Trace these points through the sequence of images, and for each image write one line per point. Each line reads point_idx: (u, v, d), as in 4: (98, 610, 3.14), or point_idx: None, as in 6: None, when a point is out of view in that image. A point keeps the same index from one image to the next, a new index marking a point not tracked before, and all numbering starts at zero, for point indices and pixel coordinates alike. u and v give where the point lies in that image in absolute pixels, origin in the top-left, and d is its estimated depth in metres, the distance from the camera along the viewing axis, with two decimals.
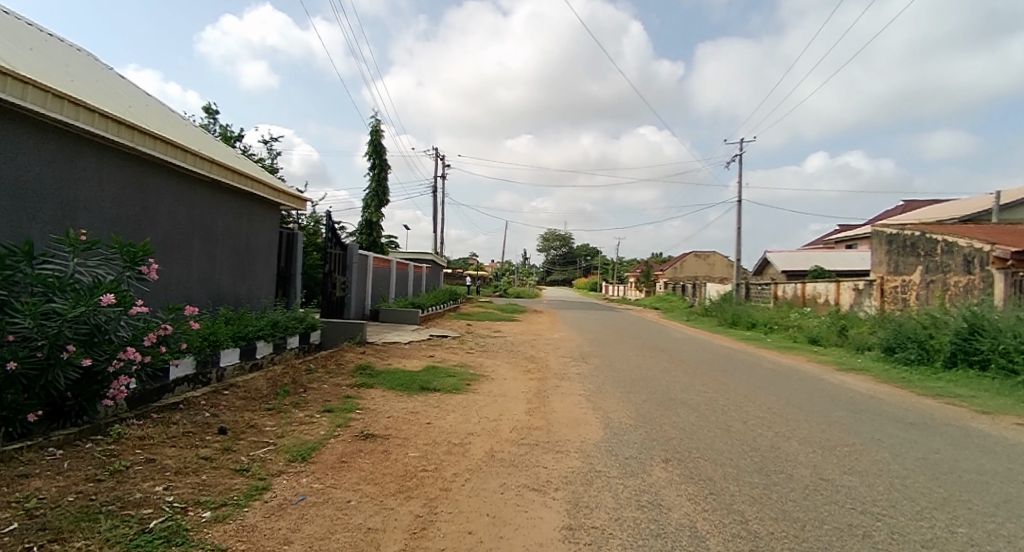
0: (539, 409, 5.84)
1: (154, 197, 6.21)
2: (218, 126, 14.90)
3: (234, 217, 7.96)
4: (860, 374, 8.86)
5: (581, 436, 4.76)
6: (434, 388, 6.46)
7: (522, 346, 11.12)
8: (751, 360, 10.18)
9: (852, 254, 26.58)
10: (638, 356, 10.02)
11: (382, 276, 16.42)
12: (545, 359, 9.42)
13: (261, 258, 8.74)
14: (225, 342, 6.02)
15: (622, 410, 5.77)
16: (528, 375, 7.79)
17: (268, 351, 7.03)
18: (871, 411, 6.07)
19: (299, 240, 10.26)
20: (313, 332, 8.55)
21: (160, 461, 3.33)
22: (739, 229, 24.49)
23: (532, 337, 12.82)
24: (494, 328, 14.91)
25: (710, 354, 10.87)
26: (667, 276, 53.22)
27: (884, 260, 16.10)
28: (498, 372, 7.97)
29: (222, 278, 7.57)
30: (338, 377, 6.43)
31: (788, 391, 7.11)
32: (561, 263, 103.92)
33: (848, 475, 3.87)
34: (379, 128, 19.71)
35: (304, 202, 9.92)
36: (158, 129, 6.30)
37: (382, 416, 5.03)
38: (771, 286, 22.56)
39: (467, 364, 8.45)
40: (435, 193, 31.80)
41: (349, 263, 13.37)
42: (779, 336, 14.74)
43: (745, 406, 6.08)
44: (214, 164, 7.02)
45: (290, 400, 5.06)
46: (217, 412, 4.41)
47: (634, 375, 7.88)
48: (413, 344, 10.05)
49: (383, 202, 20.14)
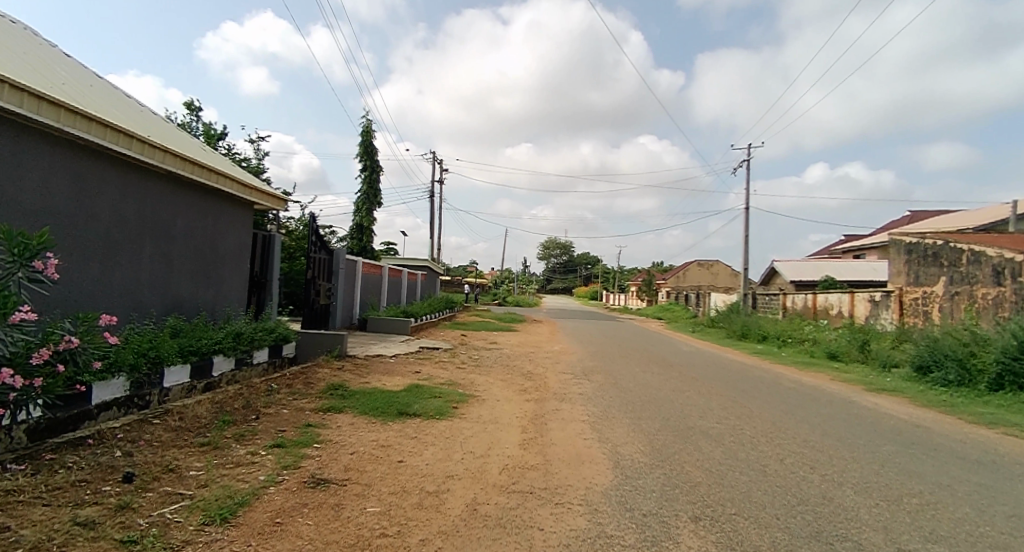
0: (535, 441, 4.95)
1: (93, 189, 5.34)
2: (201, 123, 14.00)
3: (198, 215, 7.10)
4: (894, 396, 7.98)
5: (586, 481, 3.87)
6: (415, 412, 5.57)
7: (519, 360, 10.24)
8: (769, 378, 9.29)
9: (862, 264, 25.75)
10: (645, 372, 9.15)
11: (373, 283, 15.57)
12: (543, 376, 8.52)
13: (229, 263, 7.86)
14: (171, 358, 5.16)
15: (634, 442, 4.89)
16: (524, 396, 6.90)
17: (227, 368, 6.19)
18: (924, 445, 5.17)
19: (277, 243, 9.41)
20: (286, 345, 7.70)
21: (18, 530, 2.44)
22: (746, 237, 23.67)
23: (531, 350, 11.94)
24: (490, 339, 14.02)
25: (725, 371, 9.94)
26: (670, 286, 52.36)
27: (903, 271, 15.24)
28: (490, 392, 7.08)
29: (180, 283, 6.71)
30: (304, 399, 5.55)
31: (821, 418, 6.23)
32: (561, 272, 103.01)
33: (933, 544, 2.99)
34: (372, 129, 18.91)
35: (282, 202, 9.04)
36: (98, 111, 5.41)
37: (344, 452, 4.14)
38: (779, 297, 21.68)
39: (456, 382, 7.56)
40: (432, 198, 31.02)
41: (335, 269, 12.52)
42: (793, 350, 13.85)
43: (777, 439, 5.18)
44: (168, 153, 6.12)
45: (235, 432, 4.18)
46: (132, 451, 3.53)
47: (644, 397, 7.01)
48: (399, 359, 9.16)
49: (375, 206, 19.32)
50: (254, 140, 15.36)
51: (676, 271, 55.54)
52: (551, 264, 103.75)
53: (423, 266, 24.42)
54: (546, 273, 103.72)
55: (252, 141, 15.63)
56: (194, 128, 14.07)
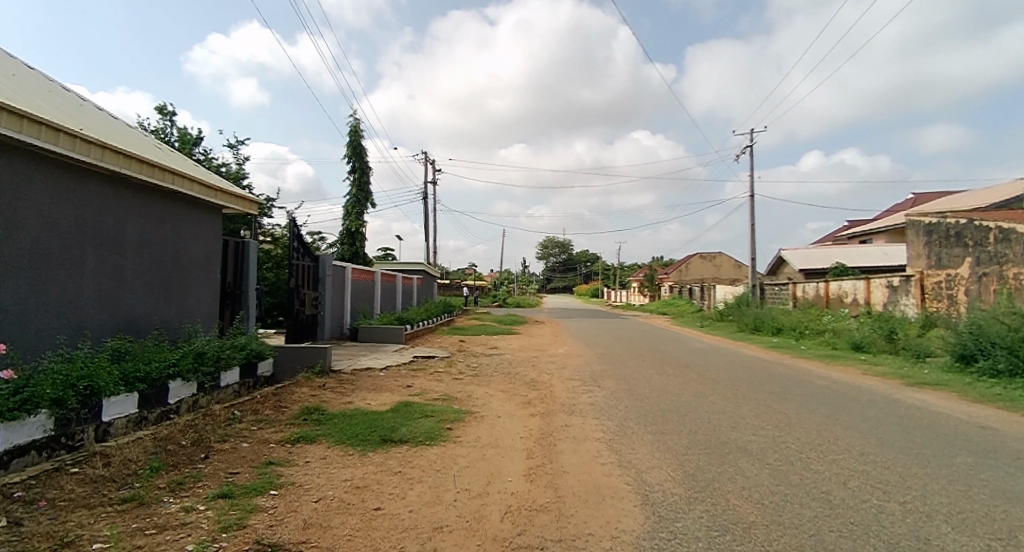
0: (544, 469, 4.13)
1: (13, 191, 4.49)
2: (175, 128, 13.12)
3: (155, 221, 6.29)
4: (939, 390, 7.20)
5: (612, 527, 3.06)
6: (400, 438, 4.75)
7: (522, 367, 9.43)
8: (796, 375, 8.52)
9: (872, 249, 25.00)
10: (659, 375, 8.37)
11: (364, 289, 14.76)
12: (549, 384, 7.71)
13: (194, 273, 7.03)
14: (110, 387, 4.35)
15: (663, 467, 4.08)
16: (529, 410, 6.09)
17: (187, 393, 5.41)
18: (1005, 454, 4.36)
19: (253, 250, 8.60)
20: (260, 363, 6.92)
21: None
22: (752, 226, 22.92)
23: (534, 355, 11.16)
24: (491, 344, 13.23)
25: (746, 369, 9.13)
26: (673, 280, 51.46)
27: (923, 253, 14.51)
28: (490, 406, 6.28)
29: (132, 298, 5.88)
30: (270, 428, 4.74)
31: (870, 422, 5.44)
32: (560, 270, 102.15)
33: None
34: (359, 128, 18.11)
35: (254, 205, 8.20)
36: (14, 100, 4.53)
37: (308, 500, 3.33)
38: (789, 287, 20.87)
39: (453, 397, 6.75)
40: (427, 200, 30.27)
41: (322, 276, 11.73)
42: (813, 343, 13.01)
43: (831, 454, 4.36)
44: (108, 150, 5.26)
45: (171, 481, 3.36)
46: (23, 519, 2.72)
47: (664, 405, 6.22)
48: (390, 372, 8.35)
49: (365, 209, 18.51)
50: (234, 144, 14.51)
51: (677, 265, 54.71)
52: (550, 264, 102.87)
53: (419, 270, 23.59)
54: (546, 272, 102.76)
55: (232, 146, 14.79)
56: (170, 134, 13.21)
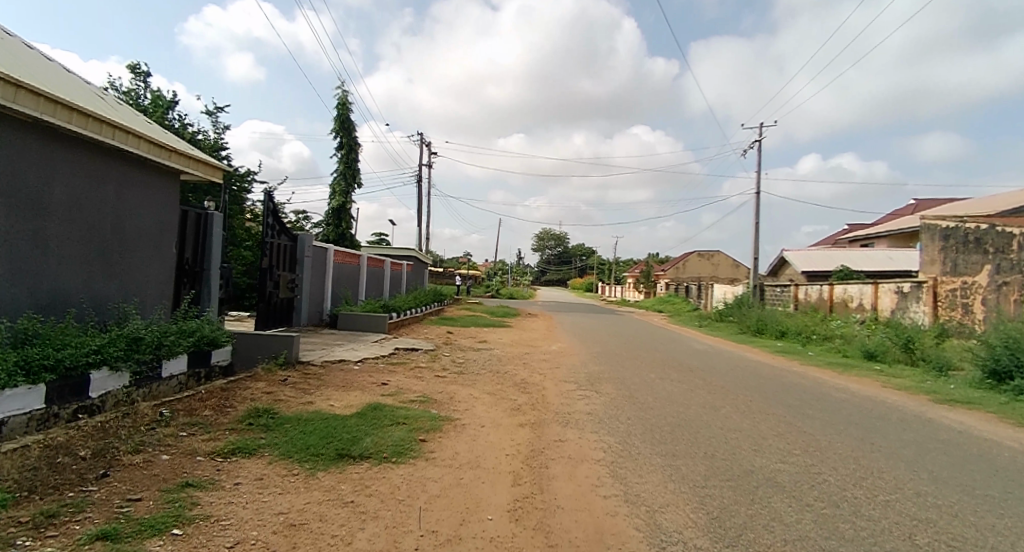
0: (534, 503, 3.34)
1: None
2: (148, 90, 12.19)
3: (91, 182, 5.40)
4: (974, 410, 6.48)
5: None
6: (361, 452, 3.93)
7: (512, 365, 8.65)
8: (811, 386, 7.79)
9: (877, 253, 24.31)
10: (662, 380, 7.62)
11: (349, 274, 13.89)
12: (541, 387, 6.92)
13: (141, 246, 6.16)
14: (2, 379, 3.53)
15: (680, 505, 3.29)
16: (518, 420, 5.29)
17: (115, 386, 4.58)
18: None
19: (217, 224, 7.73)
20: (214, 351, 6.09)
21: None
22: (756, 225, 22.16)
23: (526, 351, 10.37)
24: (480, 337, 12.43)
25: (755, 376, 8.37)
26: (669, 277, 50.79)
27: (937, 259, 13.90)
28: (474, 413, 5.46)
29: (57, 271, 5.01)
30: (203, 435, 3.92)
31: (912, 450, 4.68)
32: (555, 263, 101.35)
33: None
34: (349, 102, 17.15)
35: (217, 173, 7.31)
36: None
37: (219, 545, 2.50)
38: (792, 288, 20.15)
39: (432, 399, 5.93)
40: (421, 184, 29.30)
41: (300, 257, 10.86)
42: (821, 349, 12.26)
43: (881, 493, 3.59)
44: (23, 89, 4.35)
45: (37, 514, 2.54)
46: None
47: (673, 418, 5.45)
48: (366, 366, 7.52)
49: (353, 187, 17.61)
50: (214, 112, 13.58)
51: (674, 262, 54.06)
52: (546, 256, 102.03)
53: (409, 256, 22.69)
54: (541, 264, 101.92)
55: (213, 114, 13.89)
56: (143, 96, 12.28)
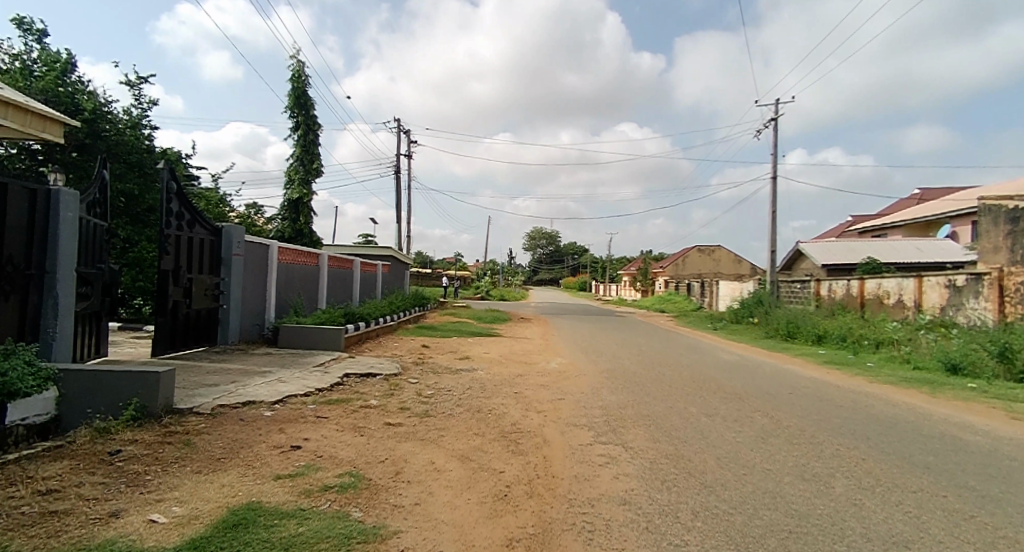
0: None
1: None
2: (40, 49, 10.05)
3: None
4: None
5: None
6: None
7: (499, 397, 6.30)
8: (916, 420, 5.56)
9: (903, 243, 22.14)
10: (714, 419, 5.37)
11: (302, 277, 11.46)
12: (541, 441, 4.58)
13: None
14: None
15: None
16: (505, 532, 2.94)
17: None
18: None
19: (67, 207, 5.32)
20: (10, 406, 3.64)
21: None
22: (773, 215, 19.94)
23: (519, 372, 8.04)
24: (462, 353, 10.09)
25: (831, 406, 6.13)
26: (667, 274, 48.71)
27: (1004, 246, 11.81)
28: (427, 516, 3.09)
29: None
30: None
31: None
32: (548, 263, 99.09)
33: None
34: (304, 74, 14.71)
35: (48, 131, 4.85)
36: None
37: None
38: (813, 284, 17.99)
39: (363, 480, 3.56)
40: (400, 178, 26.86)
41: (226, 257, 8.44)
42: (878, 358, 10.06)
43: None
44: None
45: None
46: None
47: (771, 514, 3.16)
48: (284, 410, 5.13)
49: (311, 174, 15.21)
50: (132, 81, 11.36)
51: (671, 259, 52.01)
52: (538, 256, 99.77)
53: (386, 256, 20.26)
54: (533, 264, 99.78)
55: (133, 86, 11.66)
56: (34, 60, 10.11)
